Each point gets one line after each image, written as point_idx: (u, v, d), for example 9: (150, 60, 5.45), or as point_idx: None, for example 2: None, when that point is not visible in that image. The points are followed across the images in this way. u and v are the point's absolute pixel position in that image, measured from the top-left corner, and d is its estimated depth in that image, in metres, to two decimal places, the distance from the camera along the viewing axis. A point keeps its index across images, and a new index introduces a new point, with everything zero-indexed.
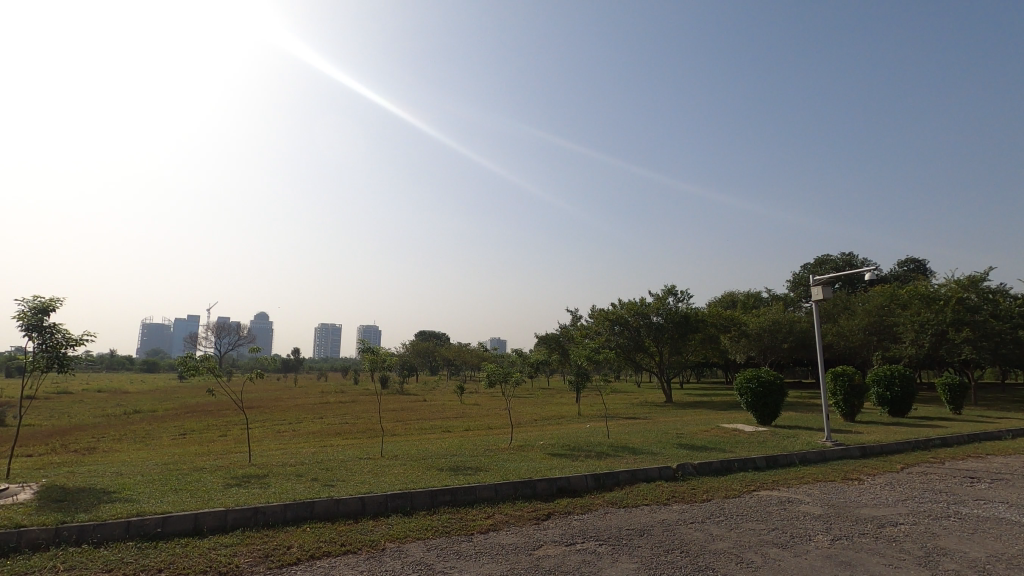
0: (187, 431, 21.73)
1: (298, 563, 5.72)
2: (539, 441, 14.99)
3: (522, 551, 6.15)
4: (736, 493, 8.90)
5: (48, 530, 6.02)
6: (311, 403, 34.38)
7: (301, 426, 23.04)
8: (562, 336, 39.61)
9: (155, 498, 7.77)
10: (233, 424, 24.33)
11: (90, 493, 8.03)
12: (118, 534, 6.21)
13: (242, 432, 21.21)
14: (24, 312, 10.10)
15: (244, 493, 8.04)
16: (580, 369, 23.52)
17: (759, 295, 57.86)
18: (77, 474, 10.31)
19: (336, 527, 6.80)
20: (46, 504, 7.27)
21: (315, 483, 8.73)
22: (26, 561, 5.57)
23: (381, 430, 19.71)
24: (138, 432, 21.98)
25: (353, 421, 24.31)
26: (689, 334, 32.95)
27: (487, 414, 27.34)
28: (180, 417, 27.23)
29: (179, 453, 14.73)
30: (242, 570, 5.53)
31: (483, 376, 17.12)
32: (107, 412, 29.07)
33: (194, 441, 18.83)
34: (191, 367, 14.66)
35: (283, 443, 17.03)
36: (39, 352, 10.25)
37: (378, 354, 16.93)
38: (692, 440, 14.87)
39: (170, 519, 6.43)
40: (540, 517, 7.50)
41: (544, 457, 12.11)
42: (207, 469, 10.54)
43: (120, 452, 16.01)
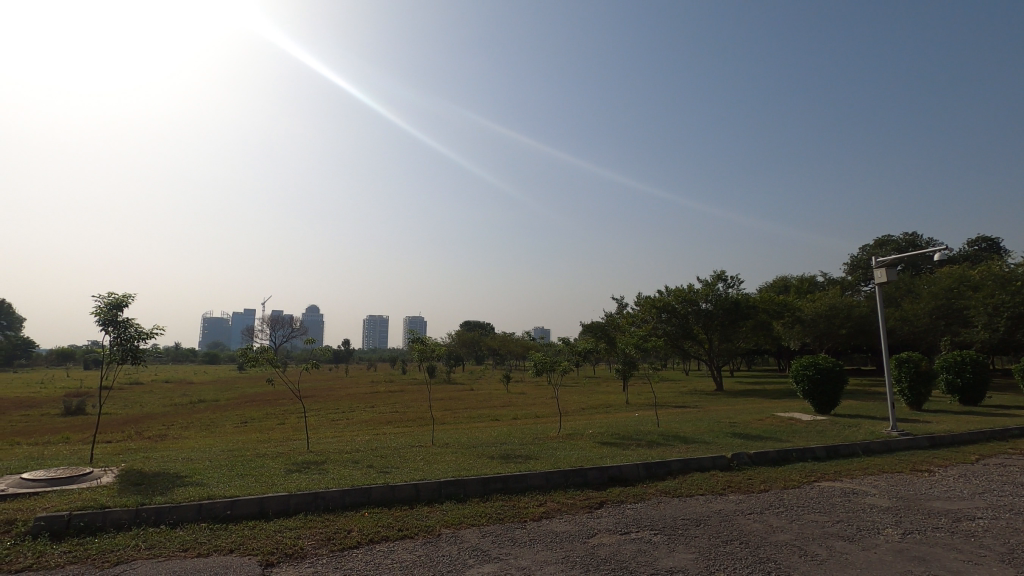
0: (248, 420, 22.79)
1: (358, 547, 5.90)
2: (588, 430, 14.97)
3: (577, 539, 6.15)
4: (796, 484, 8.62)
5: (129, 510, 6.44)
6: (363, 392, 35.43)
7: (355, 414, 23.79)
8: (607, 324, 39.24)
9: (224, 482, 8.20)
10: (291, 412, 25.42)
11: (164, 477, 8.53)
12: (190, 516, 6.56)
13: (299, 421, 22.10)
14: (101, 308, 10.77)
15: (304, 479, 8.35)
16: (628, 357, 23.26)
17: (814, 279, 55.58)
18: (151, 459, 11.00)
19: (393, 512, 6.98)
20: (126, 487, 7.77)
21: (371, 470, 9.00)
22: (112, 539, 5.99)
23: (431, 419, 20.11)
24: (204, 420, 23.21)
25: (403, 410, 24.92)
26: (739, 320, 32.04)
27: (534, 403, 27.45)
28: (241, 406, 28.57)
29: (242, 440, 15.50)
30: (306, 552, 5.74)
31: (531, 365, 17.18)
32: (176, 401, 30.92)
33: (255, 429, 19.74)
34: (251, 358, 15.31)
35: (337, 431, 17.63)
36: (115, 346, 10.94)
37: (426, 345, 17.21)
38: (746, 429, 14.46)
39: (238, 503, 6.76)
40: (593, 506, 7.47)
41: (594, 446, 12.07)
42: (269, 456, 11.00)
43: (188, 439, 16.97)
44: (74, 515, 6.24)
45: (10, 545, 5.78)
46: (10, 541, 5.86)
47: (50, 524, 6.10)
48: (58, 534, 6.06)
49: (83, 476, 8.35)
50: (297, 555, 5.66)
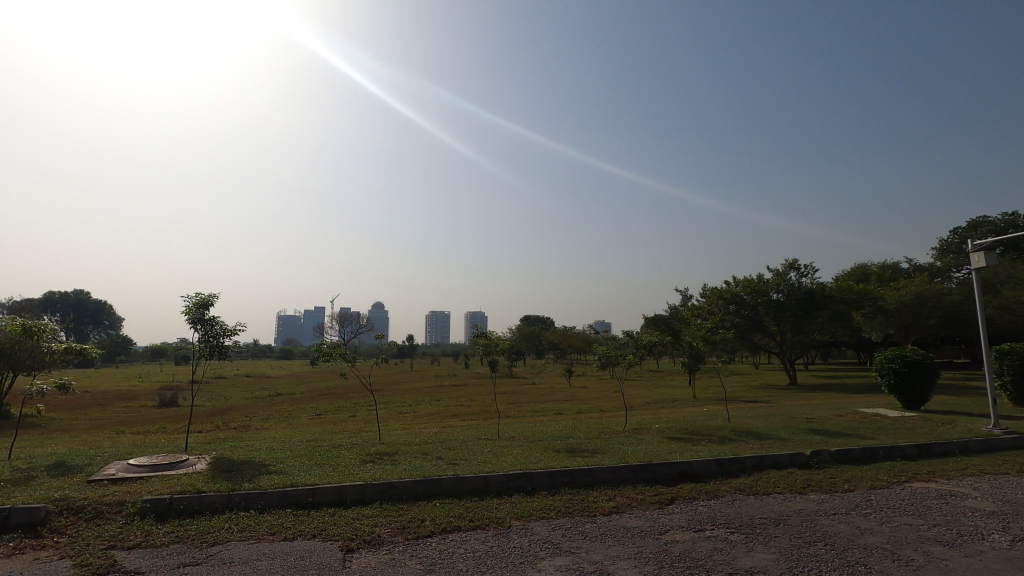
0: (322, 412, 23.90)
1: (432, 536, 6.06)
2: (655, 424, 14.68)
3: (649, 536, 6.04)
4: (884, 484, 8.09)
5: (221, 495, 6.90)
6: (428, 386, 36.35)
7: (421, 408, 24.42)
8: (671, 317, 38.25)
9: (304, 471, 8.65)
10: (362, 405, 26.41)
11: (250, 466, 9.09)
12: (276, 502, 6.96)
13: (369, 413, 23.00)
14: (189, 307, 11.58)
15: (378, 469, 8.65)
16: (694, 350, 22.61)
17: (897, 266, 51.83)
18: (238, 448, 11.74)
19: (463, 503, 7.11)
20: (218, 474, 8.34)
21: (440, 462, 9.22)
22: (209, 521, 6.45)
23: (496, 413, 20.31)
24: (281, 412, 24.55)
25: (467, 404, 25.34)
26: (814, 311, 30.42)
27: (598, 398, 27.20)
28: (315, 399, 29.98)
29: (317, 432, 16.27)
30: (383, 539, 5.96)
31: (595, 358, 17.03)
32: (257, 394, 32.92)
33: (329, 421, 20.69)
34: (325, 352, 16.04)
35: (406, 423, 18.17)
36: (203, 343, 11.75)
37: (490, 339, 17.39)
38: (826, 425, 13.68)
39: (319, 491, 7.11)
40: (664, 502, 7.31)
41: (661, 441, 11.83)
42: (344, 447, 11.50)
43: (269, 430, 17.99)
44: (175, 499, 6.76)
45: (122, 524, 6.35)
46: (122, 520, 6.44)
47: (155, 507, 6.65)
48: (162, 516, 6.59)
49: (180, 463, 9.03)
50: (375, 542, 5.89)
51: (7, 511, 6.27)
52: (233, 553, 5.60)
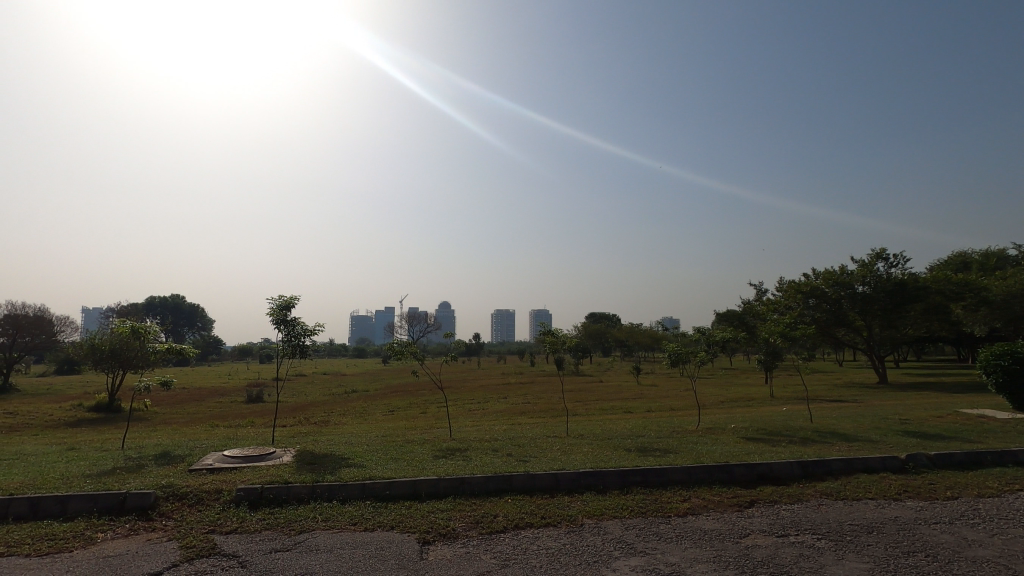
0: (394, 409, 24.74)
1: (505, 532, 6.14)
2: (730, 424, 14.13)
3: (728, 539, 5.83)
4: (994, 492, 7.38)
5: (306, 487, 7.29)
6: (495, 383, 36.83)
7: (489, 405, 24.78)
8: (744, 313, 36.69)
9: (381, 465, 8.99)
10: (431, 402, 27.09)
11: (331, 459, 9.56)
12: (356, 494, 7.28)
13: (439, 410, 23.61)
14: (274, 309, 12.33)
15: (450, 465, 8.87)
16: (771, 346, 21.57)
17: (1004, 254, 47.06)
18: (319, 442, 12.39)
19: (534, 500, 7.14)
20: (302, 466, 8.83)
21: (510, 459, 9.30)
22: (296, 510, 6.85)
23: (563, 411, 20.26)
24: (357, 408, 25.66)
25: (534, 402, 25.41)
26: (906, 304, 28.20)
27: (669, 396, 26.56)
28: (387, 396, 31.09)
29: (391, 427, 16.88)
30: (457, 533, 6.09)
31: (665, 355, 16.60)
32: (334, 391, 34.59)
33: (401, 417, 21.39)
34: (397, 351, 16.58)
35: (475, 420, 18.51)
36: (286, 342, 12.48)
37: (557, 336, 17.34)
38: (922, 427, 12.67)
39: (395, 484, 7.37)
40: (743, 505, 7.02)
41: (737, 441, 11.37)
42: (417, 442, 11.87)
43: (347, 425, 18.86)
44: (265, 488, 7.22)
45: (220, 510, 6.86)
46: (220, 507, 6.96)
47: (248, 495, 7.13)
48: (254, 504, 7.05)
49: (268, 455, 9.64)
50: (450, 535, 6.03)
51: (122, 496, 6.91)
52: (319, 541, 5.91)
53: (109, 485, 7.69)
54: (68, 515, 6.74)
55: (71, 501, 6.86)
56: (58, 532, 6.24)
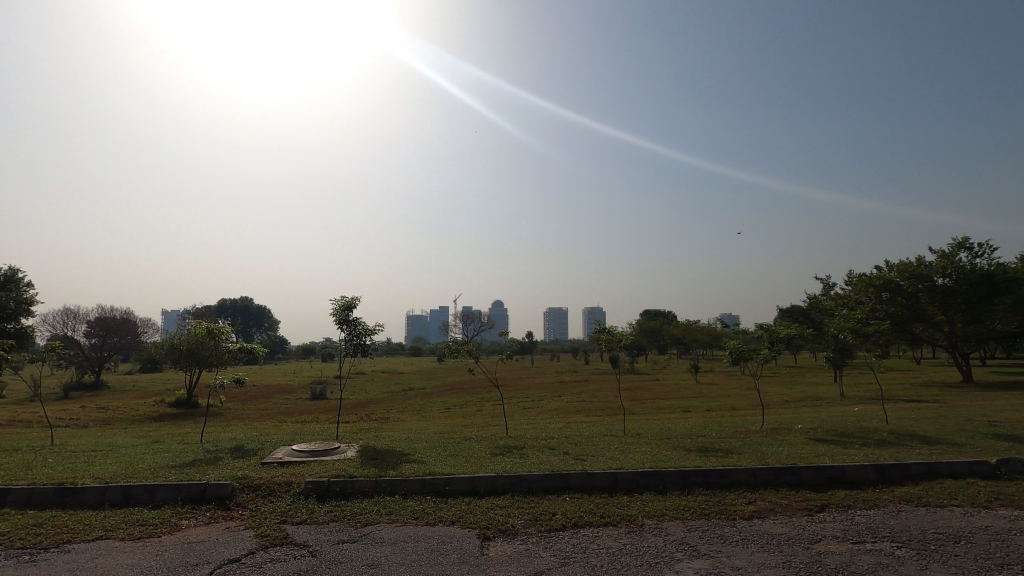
0: (451, 406, 25.17)
1: (564, 530, 6.13)
2: (797, 424, 13.53)
3: (798, 544, 5.59)
4: None
5: (370, 481, 7.54)
6: (549, 381, 36.79)
7: (544, 403, 24.80)
8: (809, 308, 35.08)
9: (440, 461, 9.17)
10: (487, 400, 27.37)
11: (392, 454, 9.84)
12: (417, 489, 7.45)
13: (495, 407, 23.84)
14: (336, 309, 12.80)
15: (508, 462, 8.93)
16: (840, 343, 20.47)
17: None
18: (381, 438, 12.77)
19: (593, 499, 7.10)
20: (365, 461, 9.14)
21: (568, 457, 9.28)
22: (361, 503, 7.10)
23: (619, 409, 20.01)
24: (415, 406, 26.27)
25: (589, 400, 25.24)
26: (994, 297, 26.10)
27: (729, 395, 25.69)
28: (443, 394, 31.64)
29: (448, 424, 17.17)
30: (517, 530, 6.14)
31: (726, 352, 16.05)
32: (392, 389, 35.55)
33: (458, 414, 21.73)
34: (453, 349, 16.83)
35: (531, 418, 18.55)
36: (348, 341, 12.93)
37: (613, 334, 17.10)
38: (1014, 430, 11.71)
39: (455, 480, 7.49)
40: (813, 509, 6.72)
41: (806, 442, 10.87)
42: (474, 439, 12.04)
43: (406, 422, 19.36)
44: (332, 481, 7.51)
45: (291, 502, 7.21)
46: (291, 499, 7.31)
47: (316, 488, 7.44)
48: (321, 496, 7.36)
49: (333, 450, 10.01)
50: (509, 532, 6.08)
51: (203, 486, 7.37)
52: (383, 534, 6.10)
53: (190, 475, 8.22)
54: (156, 503, 7.26)
55: (158, 490, 7.37)
56: (148, 518, 6.74)
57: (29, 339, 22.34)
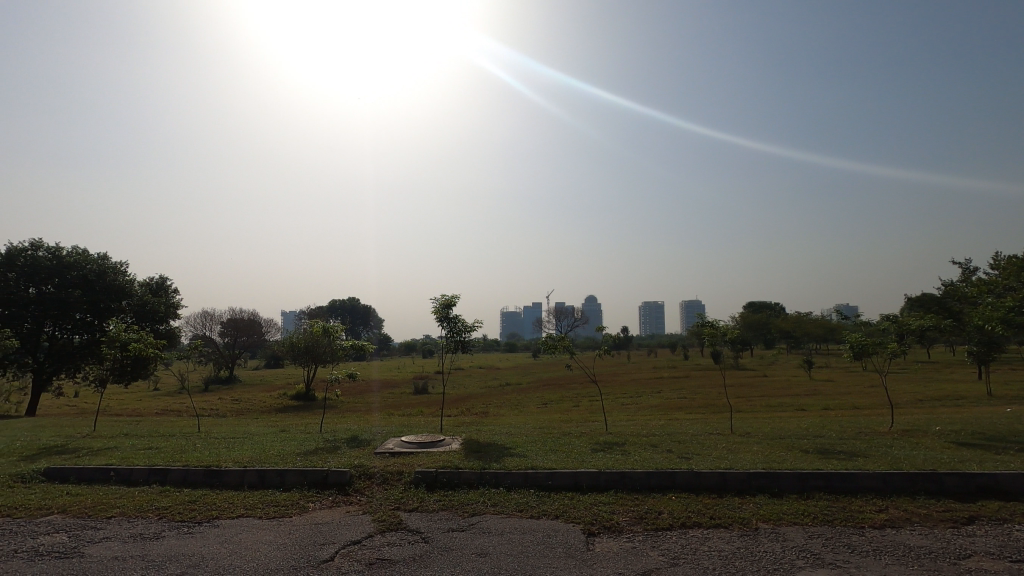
0: (548, 402, 25.32)
1: (671, 530, 5.96)
2: (935, 426, 12.13)
3: (940, 559, 5.04)
4: None
5: (475, 473, 7.79)
6: (647, 377, 35.86)
7: (643, 399, 24.19)
8: (946, 296, 30.89)
9: (541, 456, 9.27)
10: (583, 396, 27.21)
11: (494, 447, 10.09)
12: (520, 482, 7.60)
13: (593, 403, 23.65)
14: (437, 307, 13.32)
15: (609, 459, 8.84)
16: (986, 334, 17.97)
17: None
18: (483, 431, 13.14)
19: (702, 499, 6.83)
20: (469, 453, 9.46)
21: (672, 455, 9.00)
22: (466, 494, 7.36)
23: (725, 406, 19.10)
24: (513, 401, 26.72)
25: (692, 397, 24.27)
26: None
27: (850, 393, 23.55)
28: (539, 389, 31.92)
29: (547, 419, 17.30)
30: (621, 527, 6.07)
31: (846, 347, 14.78)
32: (490, 384, 36.41)
33: (555, 410, 21.83)
34: (549, 344, 16.86)
35: (630, 414, 18.20)
36: (449, 337, 13.41)
37: (717, 328, 16.24)
38: None
39: (557, 475, 7.53)
40: (958, 521, 6.01)
41: (946, 446, 9.74)
42: (573, 434, 12.04)
43: (505, 416, 19.75)
44: (439, 472, 7.85)
45: (403, 490, 7.64)
46: (403, 486, 7.75)
47: (424, 478, 7.81)
48: (430, 485, 7.71)
49: (439, 442, 10.47)
50: (614, 529, 6.02)
51: (325, 472, 8.01)
52: (490, 524, 6.28)
53: (314, 462, 8.97)
54: (286, 486, 8.01)
55: (287, 474, 8.12)
56: (280, 500, 7.45)
57: (177, 339, 25.51)
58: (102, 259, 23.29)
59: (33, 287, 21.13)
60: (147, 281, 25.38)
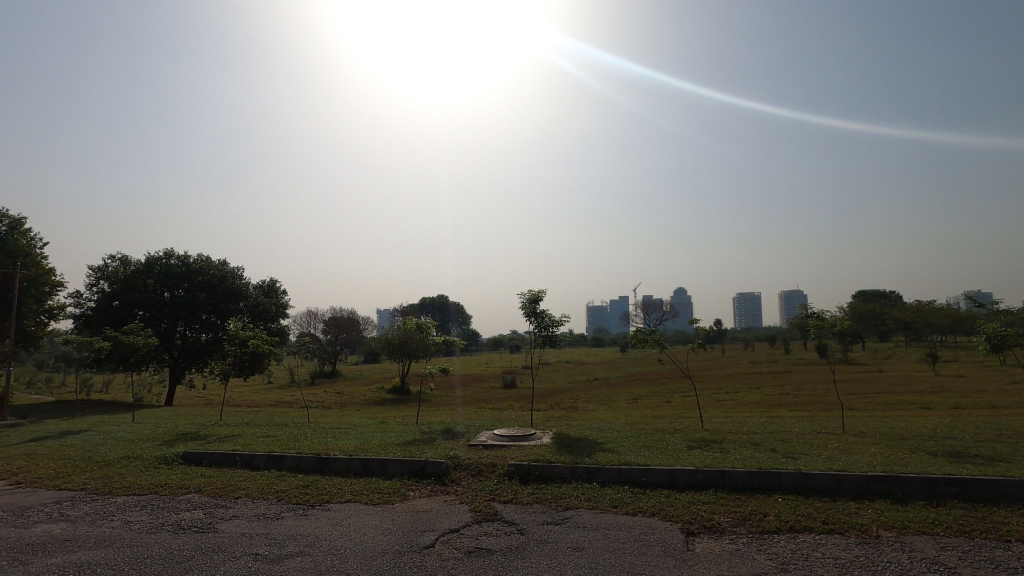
0: (638, 397, 24.80)
1: (779, 533, 5.62)
2: None
3: None
4: None
5: (568, 466, 7.78)
6: (744, 372, 34.03)
7: (741, 395, 23.00)
8: None
9: (633, 451, 9.09)
10: (675, 391, 26.35)
11: (585, 442, 10.02)
12: (614, 478, 7.49)
13: (685, 399, 22.83)
14: (525, 302, 13.45)
15: (706, 456, 8.51)
16: None
17: None
18: (572, 426, 13.11)
19: (812, 502, 6.38)
20: (560, 448, 9.47)
21: (776, 454, 8.50)
22: (559, 488, 7.37)
23: (833, 404, 17.66)
24: (601, 396, 26.43)
25: (794, 393, 22.77)
26: None
27: (985, 390, 20.94)
28: (628, 385, 31.31)
29: (637, 415, 16.90)
30: (724, 528, 5.81)
31: (981, 338, 13.14)
32: (577, 379, 36.28)
33: (646, 405, 21.31)
34: (639, 338, 16.45)
35: (726, 411, 17.37)
36: (537, 332, 13.49)
37: (823, 319, 15.01)
38: None
39: (651, 472, 7.35)
40: None
41: None
42: (667, 430, 11.69)
43: (594, 411, 19.58)
44: (532, 465, 7.93)
45: (497, 482, 7.80)
46: (497, 479, 7.91)
47: (518, 470, 7.93)
48: (523, 478, 7.81)
49: (530, 436, 10.57)
50: (716, 530, 5.78)
51: (423, 462, 8.35)
52: (584, 519, 6.26)
53: (413, 453, 9.40)
54: (388, 474, 8.46)
55: (389, 464, 8.56)
56: (383, 487, 7.88)
57: (287, 336, 27.69)
58: (222, 264, 25.75)
59: (167, 291, 23.81)
60: (260, 283, 27.72)
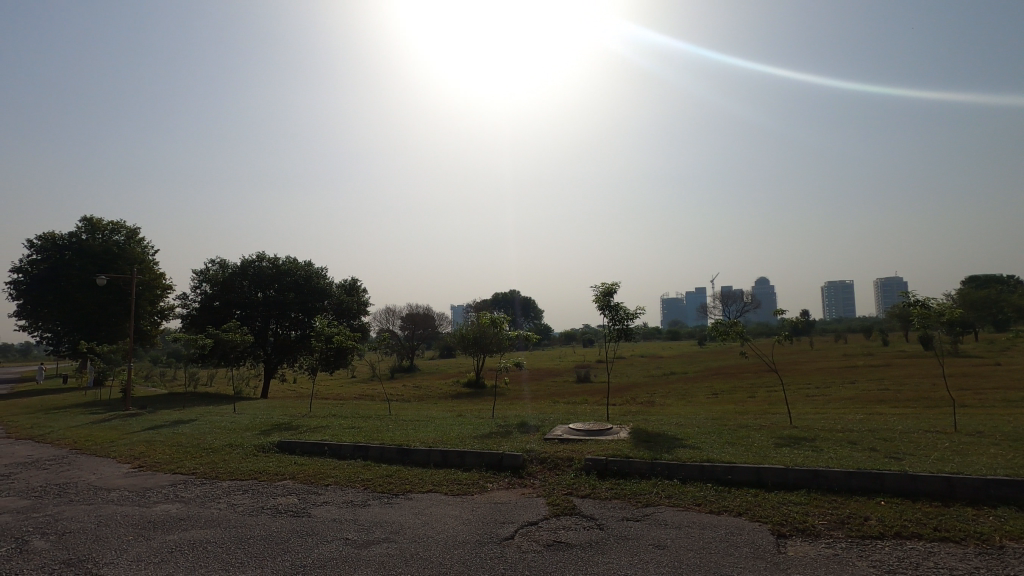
0: (719, 392, 23.81)
1: (883, 539, 5.20)
2: None
3: None
4: None
5: (646, 462, 7.59)
6: (836, 366, 31.71)
7: (833, 390, 21.47)
8: None
9: (717, 448, 8.73)
10: (758, 386, 25.04)
11: (664, 438, 9.75)
12: (696, 475, 7.23)
13: (770, 394, 21.65)
14: (598, 295, 13.27)
15: (797, 454, 8.02)
16: None
17: None
18: (649, 421, 12.77)
19: (921, 507, 5.85)
20: (638, 443, 9.28)
21: (878, 454, 7.86)
22: (638, 484, 7.22)
23: (942, 402, 16.08)
24: (679, 390, 25.63)
25: (895, 388, 20.94)
26: None
27: None
28: (707, 379, 30.14)
29: (719, 410, 16.21)
30: (819, 531, 5.45)
31: None
32: (654, 373, 35.32)
33: (727, 400, 20.42)
34: (719, 331, 15.75)
35: (818, 407, 16.28)
36: (612, 326, 13.25)
37: (929, 307, 13.66)
38: None
39: (737, 469, 7.02)
40: None
41: None
42: (752, 427, 11.14)
43: (673, 406, 18.97)
44: (610, 460, 7.80)
45: (574, 476, 7.74)
46: (574, 473, 7.85)
47: (595, 465, 7.84)
48: (601, 473, 7.72)
49: (607, 430, 10.42)
50: (810, 532, 5.44)
51: (500, 455, 8.46)
52: (665, 516, 6.08)
53: (490, 445, 9.53)
54: (467, 466, 8.64)
55: (467, 456, 8.73)
56: (463, 479, 8.04)
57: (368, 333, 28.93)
58: (308, 265, 27.34)
59: (260, 292, 25.63)
60: (343, 283, 29.12)
